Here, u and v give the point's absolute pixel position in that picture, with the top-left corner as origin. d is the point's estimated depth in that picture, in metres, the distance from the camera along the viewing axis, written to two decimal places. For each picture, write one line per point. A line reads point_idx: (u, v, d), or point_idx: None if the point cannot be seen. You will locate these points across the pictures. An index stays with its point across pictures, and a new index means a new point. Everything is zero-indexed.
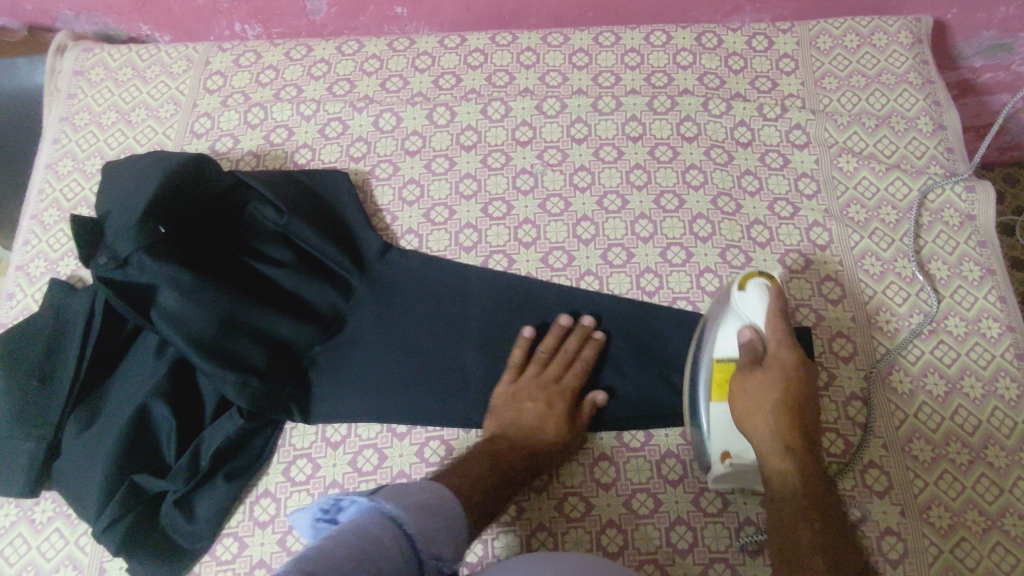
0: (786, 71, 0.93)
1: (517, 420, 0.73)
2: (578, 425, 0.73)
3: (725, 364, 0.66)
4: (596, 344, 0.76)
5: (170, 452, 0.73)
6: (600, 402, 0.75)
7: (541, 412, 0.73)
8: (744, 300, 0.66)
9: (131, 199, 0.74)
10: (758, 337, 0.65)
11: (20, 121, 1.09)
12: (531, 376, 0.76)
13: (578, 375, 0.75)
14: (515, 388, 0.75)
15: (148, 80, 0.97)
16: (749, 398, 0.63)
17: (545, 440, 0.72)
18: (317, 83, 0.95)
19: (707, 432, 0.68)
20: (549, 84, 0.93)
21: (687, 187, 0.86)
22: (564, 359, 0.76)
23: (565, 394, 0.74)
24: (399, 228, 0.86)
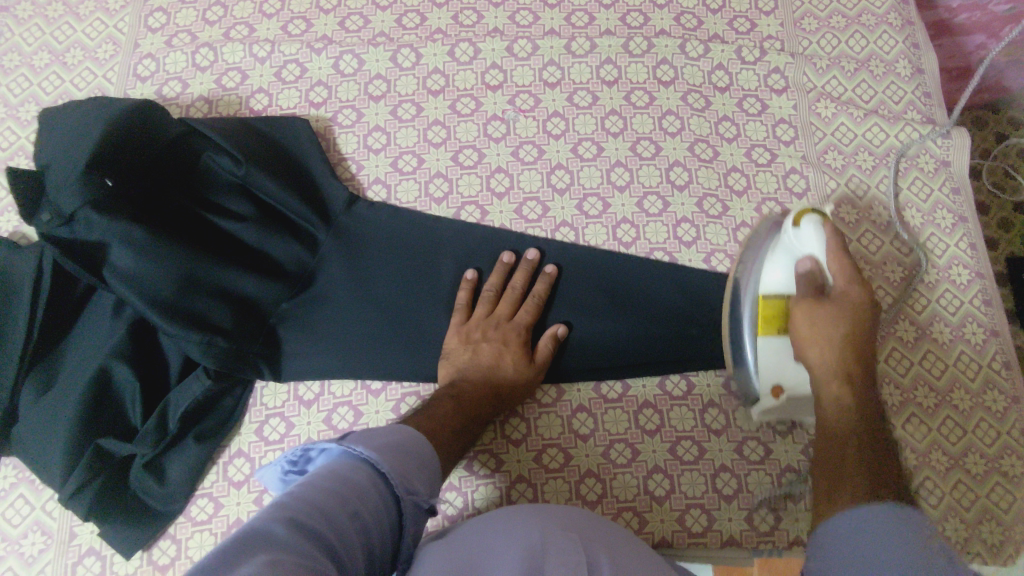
0: (765, 11, 0.90)
1: (473, 362, 0.72)
2: (540, 358, 0.73)
3: (771, 300, 0.68)
4: (548, 279, 0.76)
5: (136, 416, 0.70)
6: (560, 335, 0.74)
7: (496, 350, 0.72)
8: (798, 238, 0.67)
9: (70, 148, 0.69)
10: (818, 271, 0.66)
11: None
12: (481, 316, 0.75)
13: (534, 309, 0.74)
14: (465, 330, 0.74)
15: (82, 17, 0.88)
16: (812, 327, 0.64)
17: (506, 377, 0.72)
18: (270, 21, 0.88)
19: (755, 371, 0.69)
20: (519, 23, 0.88)
21: (663, 134, 0.84)
22: (511, 296, 0.75)
23: (522, 330, 0.74)
24: (366, 178, 0.82)
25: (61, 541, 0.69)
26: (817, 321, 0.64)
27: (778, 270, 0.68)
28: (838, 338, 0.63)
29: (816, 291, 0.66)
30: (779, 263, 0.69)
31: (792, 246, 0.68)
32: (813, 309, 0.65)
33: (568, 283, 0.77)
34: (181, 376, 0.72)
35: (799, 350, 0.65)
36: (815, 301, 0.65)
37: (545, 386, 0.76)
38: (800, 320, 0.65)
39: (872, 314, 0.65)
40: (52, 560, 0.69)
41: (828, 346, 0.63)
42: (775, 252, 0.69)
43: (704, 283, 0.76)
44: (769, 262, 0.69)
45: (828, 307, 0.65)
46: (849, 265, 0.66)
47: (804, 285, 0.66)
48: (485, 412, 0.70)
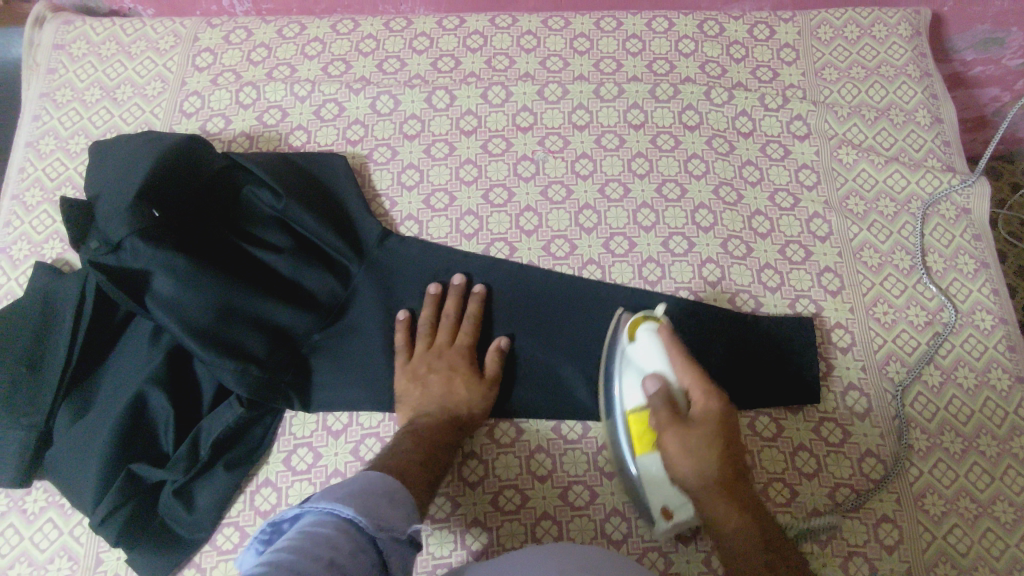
0: (787, 61, 0.93)
1: (426, 396, 0.73)
2: (490, 375, 0.75)
3: (639, 417, 0.66)
4: (479, 299, 0.78)
5: (167, 443, 0.70)
6: (503, 347, 0.77)
7: (446, 380, 0.74)
8: (639, 352, 0.68)
9: (123, 179, 0.71)
10: (665, 384, 0.65)
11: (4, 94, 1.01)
12: (423, 350, 0.77)
13: (471, 331, 0.77)
14: (411, 367, 0.75)
15: (133, 55, 0.90)
16: (682, 455, 0.61)
17: (462, 402, 0.73)
18: (312, 63, 0.91)
19: (644, 489, 0.68)
20: (550, 69, 0.92)
21: (688, 176, 0.87)
22: (447, 324, 0.77)
23: (465, 353, 0.76)
24: (398, 214, 0.84)
25: (86, 566, 0.69)
26: (685, 447, 0.61)
27: (635, 388, 0.67)
28: (709, 460, 0.61)
29: (671, 408, 0.63)
30: (634, 381, 0.68)
31: (638, 362, 0.68)
32: (677, 437, 0.61)
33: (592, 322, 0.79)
34: (213, 403, 0.73)
35: (669, 467, 0.63)
36: (674, 420, 0.62)
37: (571, 422, 0.76)
38: (668, 443, 0.62)
39: (734, 419, 0.63)
40: None
41: (697, 468, 0.61)
42: (628, 372, 0.69)
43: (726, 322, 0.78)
44: (626, 386, 0.68)
45: (691, 431, 0.61)
46: (699, 373, 0.64)
47: (660, 406, 0.63)
48: (449, 442, 0.70)
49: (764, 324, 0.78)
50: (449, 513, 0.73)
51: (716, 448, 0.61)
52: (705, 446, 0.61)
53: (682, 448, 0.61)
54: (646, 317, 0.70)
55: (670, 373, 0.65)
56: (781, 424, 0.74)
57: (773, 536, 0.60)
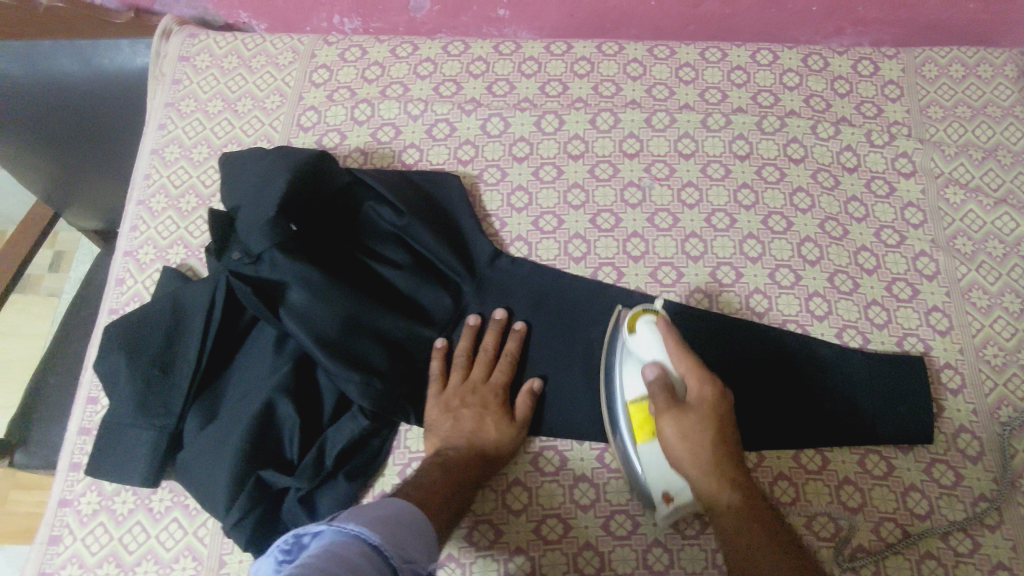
0: (892, 98, 0.94)
1: (455, 430, 0.73)
2: (519, 416, 0.75)
3: (641, 406, 0.70)
4: (519, 336, 0.78)
5: (292, 450, 0.72)
6: (536, 389, 0.76)
7: (477, 415, 0.74)
8: (638, 342, 0.70)
9: (261, 193, 0.74)
10: (663, 372, 0.68)
11: (130, 109, 1.06)
12: (457, 382, 0.77)
13: (507, 368, 0.77)
14: (444, 398, 0.75)
15: (253, 69, 0.93)
16: (680, 437, 0.65)
17: (491, 441, 0.73)
18: (424, 82, 0.93)
19: (644, 477, 0.70)
20: (656, 97, 0.93)
21: (794, 210, 0.87)
22: (484, 358, 0.77)
23: (499, 391, 0.76)
24: (508, 235, 0.86)
25: (210, 568, 0.71)
26: (681, 431, 0.65)
27: (635, 379, 0.71)
28: (707, 442, 0.65)
29: (669, 394, 0.66)
30: (633, 373, 0.71)
31: (637, 352, 0.71)
32: (676, 421, 0.65)
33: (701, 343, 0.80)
34: (333, 413, 0.75)
35: (669, 450, 0.66)
36: (671, 406, 0.66)
37: None
38: (666, 428, 0.65)
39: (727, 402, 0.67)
40: None
41: (695, 450, 0.64)
42: (628, 362, 0.71)
43: (834, 356, 0.79)
44: (626, 377, 0.71)
45: (688, 413, 0.65)
46: (693, 358, 0.67)
47: (658, 393, 0.66)
48: (474, 478, 0.71)
49: (875, 360, 0.78)
50: (561, 535, 0.73)
51: (709, 432, 0.65)
52: (703, 430, 0.65)
53: (679, 433, 0.65)
54: (645, 309, 0.72)
55: (666, 361, 0.69)
56: (892, 463, 0.75)
57: (763, 507, 0.64)
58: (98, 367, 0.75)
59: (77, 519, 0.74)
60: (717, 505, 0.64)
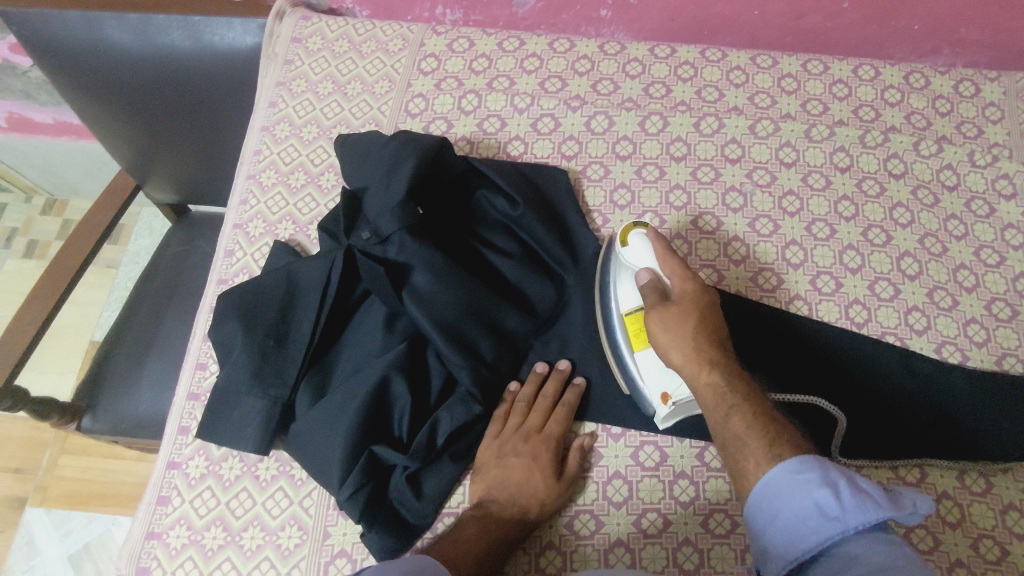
0: (992, 120, 0.95)
1: (503, 481, 0.71)
2: (569, 473, 0.73)
3: (635, 318, 0.73)
4: (580, 391, 0.77)
5: (401, 428, 0.73)
6: (586, 446, 0.75)
7: (526, 467, 0.71)
8: (630, 254, 0.74)
9: (391, 176, 0.76)
10: (654, 278, 0.71)
11: (232, 92, 1.06)
12: (513, 428, 0.75)
13: (564, 419, 0.75)
14: (498, 444, 0.74)
15: (364, 54, 0.96)
16: (664, 333, 0.67)
17: (538, 496, 0.70)
18: (530, 77, 0.95)
19: (641, 381, 0.74)
20: (759, 105, 0.95)
21: (894, 224, 0.88)
22: (542, 407, 0.75)
23: (552, 443, 0.73)
24: (610, 231, 0.87)
25: (315, 538, 0.72)
26: (666, 324, 0.67)
27: (630, 290, 0.74)
28: (689, 329, 0.66)
29: (657, 297, 0.69)
30: (629, 286, 0.75)
31: (630, 265, 0.74)
32: (660, 315, 0.68)
33: (808, 344, 0.81)
34: (440, 395, 0.75)
35: (656, 346, 0.68)
36: (658, 304, 0.69)
37: None
38: (653, 324, 0.68)
39: (712, 301, 0.69)
40: (306, 556, 0.71)
41: (681, 340, 0.66)
42: (621, 273, 0.75)
43: (934, 371, 0.80)
44: (621, 289, 0.75)
45: (672, 309, 0.67)
46: (678, 263, 0.70)
47: (648, 294, 0.70)
48: (511, 537, 0.68)
49: (974, 377, 0.79)
50: (661, 530, 0.72)
51: (696, 325, 0.66)
52: (692, 323, 0.66)
53: (665, 327, 0.67)
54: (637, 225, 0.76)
55: (658, 268, 0.72)
56: (991, 480, 0.75)
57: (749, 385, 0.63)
58: (214, 335, 0.77)
59: (185, 481, 0.76)
60: (700, 389, 0.64)
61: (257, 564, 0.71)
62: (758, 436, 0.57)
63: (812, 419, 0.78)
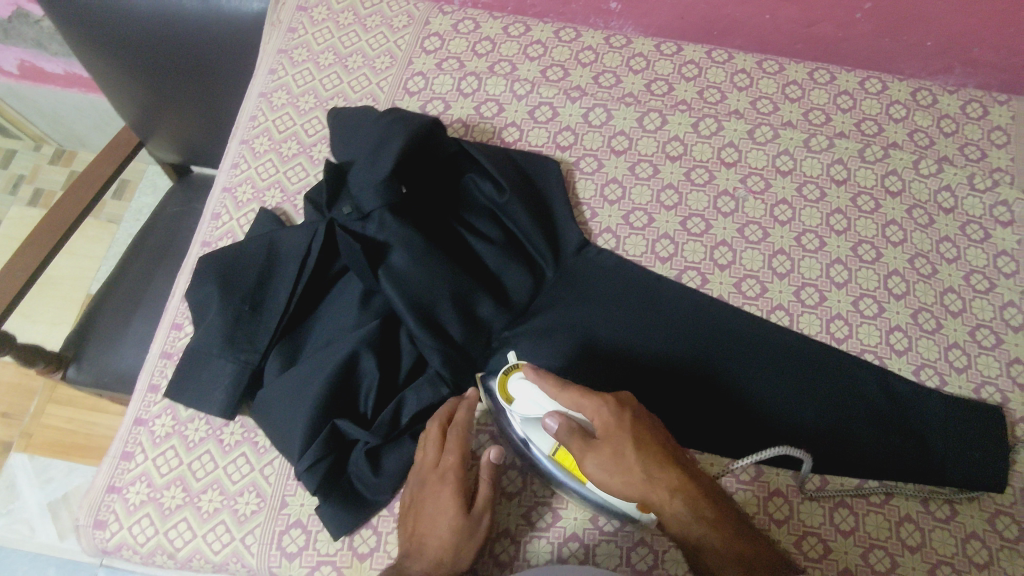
0: (997, 144, 0.93)
1: (416, 537, 0.66)
2: (480, 503, 0.67)
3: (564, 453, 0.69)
4: (472, 406, 0.71)
5: (367, 404, 0.74)
6: (495, 462, 0.69)
7: (432, 517, 0.66)
8: (515, 402, 0.69)
9: (376, 153, 0.76)
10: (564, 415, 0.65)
11: (238, 56, 1.06)
12: (416, 471, 0.70)
13: (459, 447, 0.68)
14: (409, 493, 0.69)
15: (368, 28, 0.95)
16: (609, 471, 0.63)
17: (449, 541, 0.64)
18: (532, 64, 0.94)
19: (608, 504, 0.68)
20: (760, 110, 0.94)
21: (886, 242, 0.87)
22: (434, 440, 0.69)
23: (452, 478, 0.67)
24: (598, 225, 0.86)
25: (272, 506, 0.72)
26: (605, 465, 0.62)
27: (540, 433, 0.70)
28: (634, 464, 0.62)
29: (580, 434, 0.64)
30: (538, 427, 0.70)
31: (520, 411, 0.69)
32: (591, 458, 0.63)
33: (789, 355, 0.80)
34: (408, 374, 0.76)
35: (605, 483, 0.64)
36: (585, 444, 0.63)
37: (745, 462, 0.76)
38: (590, 464, 0.63)
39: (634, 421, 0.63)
40: (262, 523, 0.71)
41: (629, 476, 0.62)
42: (525, 422, 0.70)
43: (910, 392, 0.79)
44: (534, 437, 0.70)
45: (604, 446, 0.63)
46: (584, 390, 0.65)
47: (566, 435, 0.64)
48: None
49: (950, 402, 0.78)
50: (617, 529, 0.72)
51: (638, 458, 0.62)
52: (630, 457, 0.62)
53: (605, 467, 0.63)
54: (512, 365, 0.71)
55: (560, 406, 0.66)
56: (955, 508, 0.74)
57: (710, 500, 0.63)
58: (191, 296, 0.77)
59: (149, 438, 0.76)
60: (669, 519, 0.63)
61: (212, 527, 0.71)
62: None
63: (780, 428, 0.77)
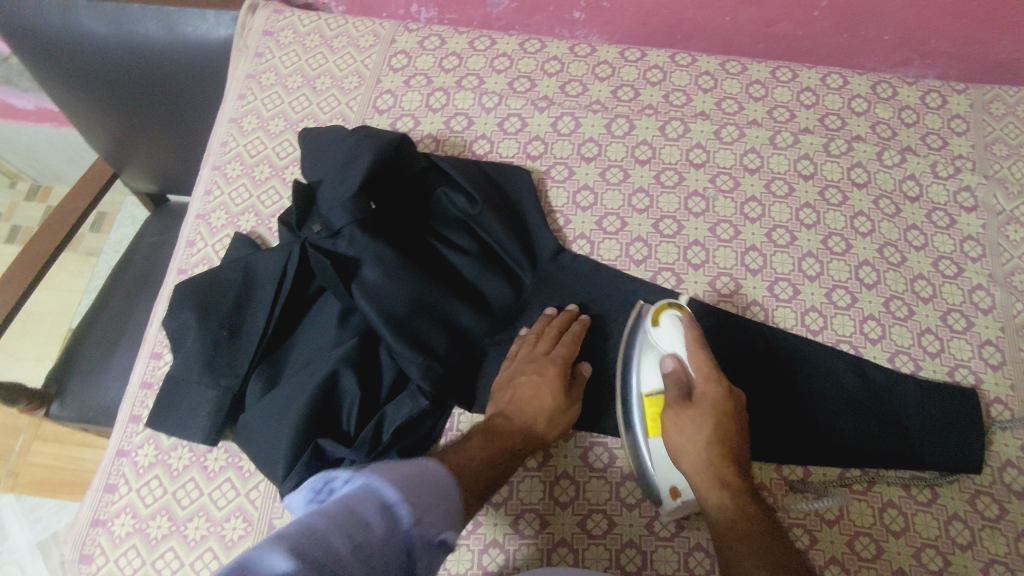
0: (958, 132, 0.95)
1: (508, 401, 0.73)
2: (575, 393, 0.74)
3: (654, 400, 0.72)
4: (585, 324, 0.78)
5: (350, 422, 0.74)
6: (586, 374, 0.77)
7: (534, 385, 0.73)
8: (658, 334, 0.72)
9: (344, 172, 0.77)
10: (681, 368, 0.70)
11: (208, 84, 1.07)
12: (522, 356, 0.77)
13: (569, 346, 0.76)
14: (506, 372, 0.76)
15: (334, 49, 0.96)
16: (680, 436, 0.68)
17: (541, 414, 0.71)
18: (499, 76, 0.95)
19: (652, 465, 0.72)
20: (725, 110, 0.95)
21: (855, 233, 0.89)
22: (548, 336, 0.77)
23: (560, 364, 0.74)
24: (572, 232, 0.87)
25: (259, 530, 0.72)
26: (681, 429, 0.68)
27: (653, 371, 0.73)
28: (700, 441, 0.66)
29: (681, 395, 0.69)
30: (651, 364, 0.73)
31: (658, 345, 0.73)
32: (675, 419, 0.68)
33: (764, 349, 0.81)
34: (391, 390, 0.76)
35: (672, 450, 0.69)
36: (679, 405, 0.68)
37: None
38: (669, 424, 0.68)
39: (733, 413, 0.67)
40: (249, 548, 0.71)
41: (693, 449, 0.67)
42: (646, 353, 0.74)
43: (886, 379, 0.80)
44: (643, 369, 0.74)
45: (689, 415, 0.68)
46: (707, 362, 0.69)
47: (670, 387, 0.70)
48: (516, 450, 0.69)
49: (925, 386, 0.79)
50: (606, 531, 0.73)
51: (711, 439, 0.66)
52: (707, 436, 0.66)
53: (683, 435, 0.67)
54: (671, 304, 0.74)
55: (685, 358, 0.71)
56: (936, 491, 0.75)
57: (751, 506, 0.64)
58: (168, 324, 0.78)
59: (133, 470, 0.76)
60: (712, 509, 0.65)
61: (200, 554, 0.71)
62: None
63: (760, 423, 0.78)
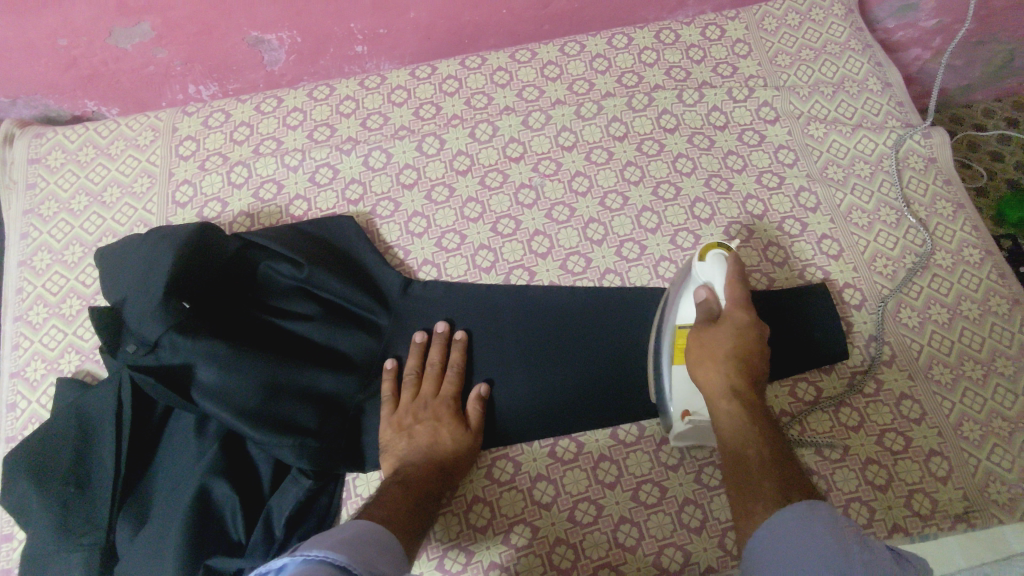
0: (742, 55, 1.00)
1: (411, 446, 0.71)
2: (472, 421, 0.74)
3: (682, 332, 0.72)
4: (462, 346, 0.78)
5: (238, 529, 0.69)
6: (483, 395, 0.76)
7: (431, 429, 0.72)
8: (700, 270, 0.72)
9: (147, 280, 0.72)
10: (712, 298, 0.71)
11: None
12: (407, 401, 0.75)
13: (455, 380, 0.76)
14: (397, 418, 0.74)
15: (114, 156, 0.91)
16: (703, 348, 0.69)
17: (448, 451, 0.72)
18: (296, 132, 0.92)
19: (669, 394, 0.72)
20: (527, 98, 0.96)
21: (679, 175, 0.91)
22: (432, 372, 0.77)
23: (450, 402, 0.75)
24: (414, 261, 0.86)
25: None
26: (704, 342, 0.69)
27: (687, 305, 0.73)
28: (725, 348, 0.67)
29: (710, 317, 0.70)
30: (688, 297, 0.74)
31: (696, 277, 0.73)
32: (704, 336, 0.70)
33: (629, 312, 0.82)
34: (274, 481, 0.72)
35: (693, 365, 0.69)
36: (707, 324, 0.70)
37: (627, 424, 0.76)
38: (694, 340, 0.70)
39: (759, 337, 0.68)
40: None
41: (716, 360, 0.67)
42: (687, 287, 0.74)
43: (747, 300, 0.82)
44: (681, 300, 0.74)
45: (716, 330, 0.69)
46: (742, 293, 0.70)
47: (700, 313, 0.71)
48: (434, 489, 0.69)
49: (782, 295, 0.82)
50: (531, 538, 0.71)
51: (733, 350, 0.67)
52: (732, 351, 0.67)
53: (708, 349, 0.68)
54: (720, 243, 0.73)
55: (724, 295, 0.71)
56: (818, 388, 0.78)
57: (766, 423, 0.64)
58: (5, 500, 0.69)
59: None
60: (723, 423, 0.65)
61: None
62: (774, 483, 0.58)
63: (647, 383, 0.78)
